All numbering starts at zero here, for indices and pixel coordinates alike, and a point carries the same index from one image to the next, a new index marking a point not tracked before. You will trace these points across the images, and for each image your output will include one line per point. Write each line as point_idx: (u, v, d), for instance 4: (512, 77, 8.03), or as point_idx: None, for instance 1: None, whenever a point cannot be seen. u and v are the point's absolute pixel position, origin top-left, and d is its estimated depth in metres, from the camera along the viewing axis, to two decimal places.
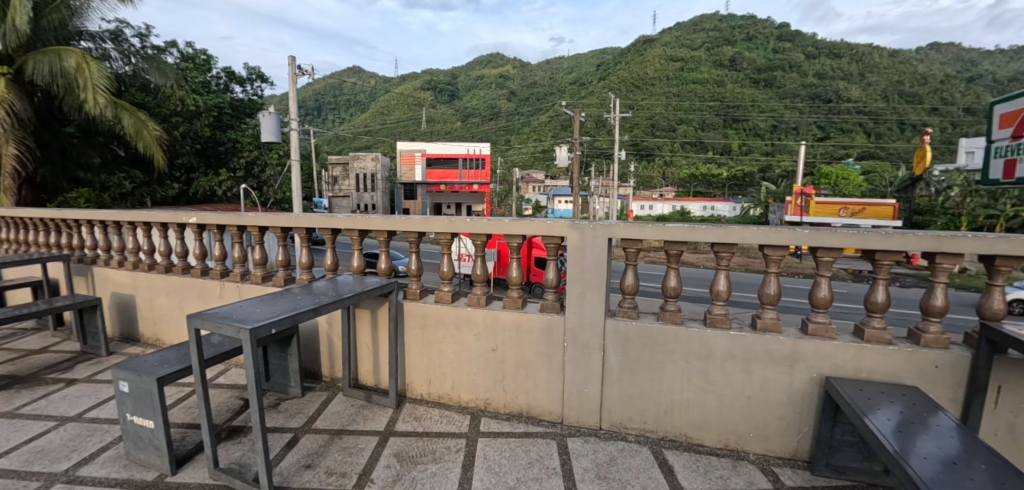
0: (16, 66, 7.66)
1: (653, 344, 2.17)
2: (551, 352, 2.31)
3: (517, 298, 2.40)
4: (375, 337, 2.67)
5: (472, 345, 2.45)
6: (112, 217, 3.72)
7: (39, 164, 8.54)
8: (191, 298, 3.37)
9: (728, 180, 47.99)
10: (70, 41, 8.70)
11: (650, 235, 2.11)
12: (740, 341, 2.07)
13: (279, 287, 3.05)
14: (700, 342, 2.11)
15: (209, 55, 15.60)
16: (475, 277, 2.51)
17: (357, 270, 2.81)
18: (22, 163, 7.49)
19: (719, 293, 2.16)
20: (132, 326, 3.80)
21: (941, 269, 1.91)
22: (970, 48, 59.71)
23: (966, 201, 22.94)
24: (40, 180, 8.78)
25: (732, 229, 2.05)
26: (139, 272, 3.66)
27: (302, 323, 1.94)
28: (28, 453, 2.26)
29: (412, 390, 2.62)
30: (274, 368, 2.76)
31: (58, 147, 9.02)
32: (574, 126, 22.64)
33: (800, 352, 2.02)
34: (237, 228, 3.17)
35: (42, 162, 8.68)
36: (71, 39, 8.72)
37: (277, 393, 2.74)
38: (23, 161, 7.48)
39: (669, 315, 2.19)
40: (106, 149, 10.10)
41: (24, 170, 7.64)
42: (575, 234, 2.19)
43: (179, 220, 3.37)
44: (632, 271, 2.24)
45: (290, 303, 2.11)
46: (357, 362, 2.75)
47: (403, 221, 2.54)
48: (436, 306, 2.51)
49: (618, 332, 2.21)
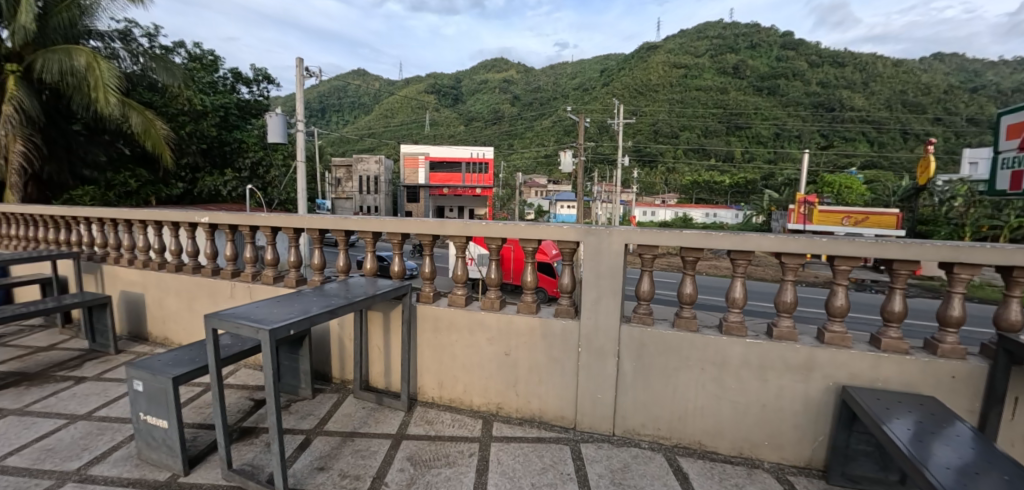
0: (26, 64, 7.74)
1: (668, 351, 2.16)
2: (563, 357, 2.30)
3: (530, 302, 2.39)
4: (386, 339, 2.67)
5: (483, 349, 2.44)
6: (123, 215, 3.72)
7: (45, 161, 8.61)
8: (201, 297, 3.37)
9: (730, 187, 48.48)
10: (81, 39, 8.88)
11: (665, 241, 2.09)
12: (756, 348, 2.06)
13: (289, 288, 3.02)
14: (716, 349, 2.10)
15: (217, 56, 15.73)
16: (489, 281, 2.50)
17: (369, 271, 2.80)
18: (29, 159, 7.53)
19: (734, 300, 2.13)
20: (140, 324, 3.80)
21: (958, 280, 1.90)
22: (973, 58, 60.17)
23: (969, 210, 22.70)
24: (46, 177, 8.89)
25: (749, 237, 2.03)
26: (147, 271, 3.67)
27: (317, 324, 1.93)
28: (39, 451, 2.27)
29: (423, 393, 2.61)
30: (285, 369, 2.77)
31: (65, 145, 9.15)
32: (578, 130, 22.56)
33: (816, 360, 2.01)
34: (250, 228, 3.18)
35: (49, 159, 8.78)
36: (81, 37, 8.90)
37: (287, 394, 2.75)
38: (29, 158, 7.54)
39: (684, 321, 2.17)
40: (112, 147, 10.24)
41: (31, 168, 7.70)
42: (589, 239, 2.18)
43: (190, 219, 3.37)
44: (647, 277, 2.23)
45: (305, 304, 2.11)
46: (368, 364, 2.74)
47: (418, 224, 2.53)
48: (449, 309, 2.50)
49: (633, 339, 2.19)
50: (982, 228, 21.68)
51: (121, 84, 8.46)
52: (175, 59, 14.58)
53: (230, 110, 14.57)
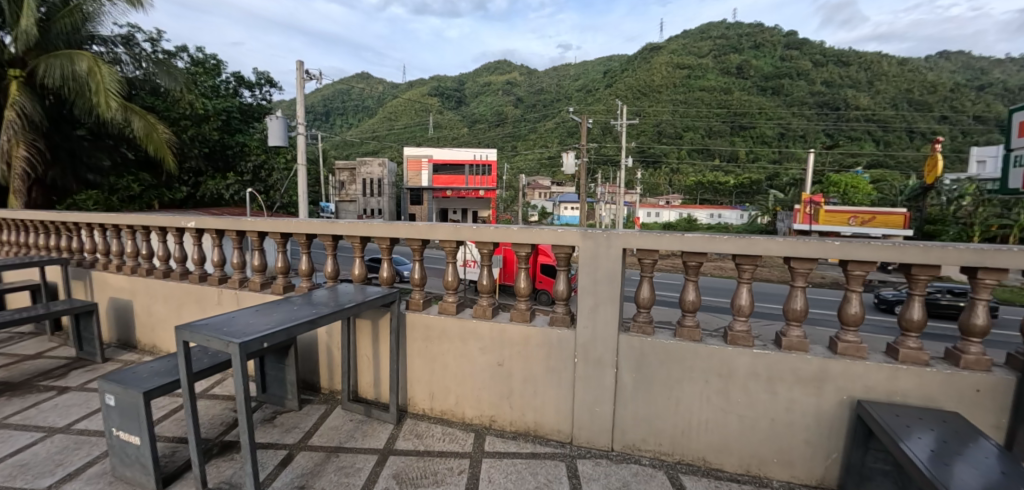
0: (28, 70, 7.71)
1: (669, 361, 2.03)
2: (560, 367, 2.17)
3: (524, 310, 2.27)
4: (375, 349, 2.56)
5: (476, 359, 2.32)
6: (111, 219, 3.63)
7: (49, 166, 8.60)
8: (189, 304, 3.28)
9: (734, 187, 48.22)
10: (84, 45, 8.87)
11: (665, 245, 1.96)
12: (764, 358, 1.92)
13: (276, 295, 2.90)
14: (720, 359, 1.97)
15: (219, 59, 15.75)
16: (481, 287, 2.38)
17: (358, 277, 2.69)
18: (32, 165, 7.46)
19: (740, 307, 1.99)
20: (128, 332, 3.71)
21: (982, 285, 1.76)
22: (980, 56, 59.68)
23: (978, 210, 22.40)
24: (50, 182, 8.90)
25: (755, 240, 1.90)
26: (135, 277, 3.57)
27: (296, 337, 1.81)
28: (11, 467, 2.17)
29: (413, 405, 2.50)
30: (271, 379, 2.66)
31: (69, 150, 9.13)
32: (581, 131, 22.46)
33: (828, 372, 1.88)
34: (237, 233, 3.06)
35: (53, 164, 8.76)
36: (85, 43, 8.89)
37: (273, 406, 2.64)
38: (33, 163, 7.47)
39: (686, 331, 2.04)
40: (116, 151, 10.25)
41: (34, 173, 7.63)
42: (586, 243, 2.05)
43: (176, 223, 3.26)
44: (647, 283, 2.09)
45: (285, 313, 1.99)
46: (357, 374, 2.63)
47: (407, 227, 2.42)
48: (440, 317, 2.38)
49: (633, 349, 2.06)
50: (991, 228, 21.29)
51: (123, 88, 8.42)
52: (177, 63, 14.58)
53: (232, 113, 14.57)
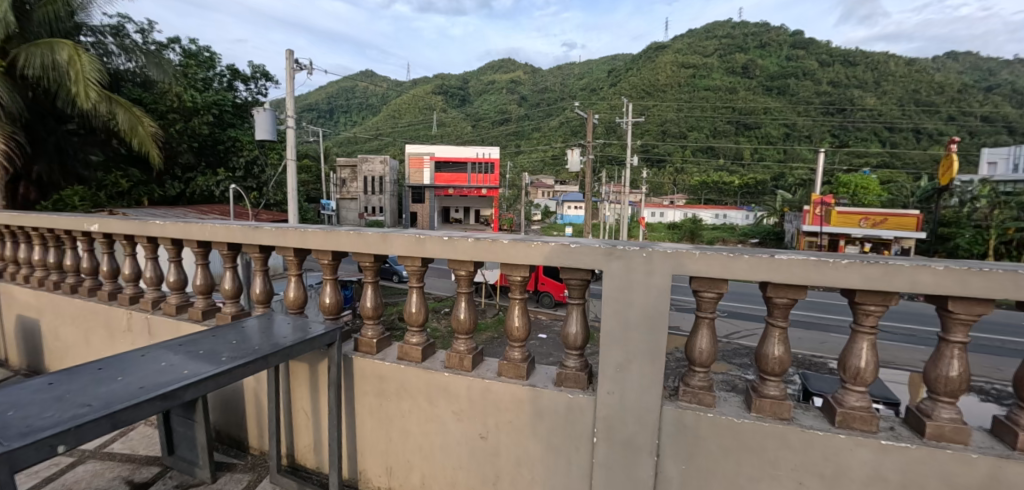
0: (9, 59, 7.02)
1: (745, 449, 1.30)
2: (570, 447, 1.46)
3: (519, 361, 1.55)
4: (315, 402, 1.85)
5: (450, 427, 1.60)
6: (14, 221, 2.91)
7: (33, 160, 8.03)
8: (98, 328, 2.57)
9: (739, 187, 45.51)
10: (71, 35, 8.30)
11: (739, 269, 1.24)
12: (897, 452, 1.21)
13: (195, 323, 2.18)
14: (824, 450, 1.25)
15: (213, 52, 15.07)
16: (458, 327, 1.65)
17: (295, 301, 1.96)
18: (12, 158, 6.81)
19: (856, 371, 1.29)
20: (35, 356, 2.99)
21: None
22: (987, 58, 58.65)
23: (993, 212, 21.14)
24: (39, 178, 8.38)
25: (898, 267, 1.14)
26: (41, 290, 2.86)
27: (133, 419, 1.07)
28: None
29: (364, 484, 1.78)
30: (178, 437, 1.94)
31: (55, 144, 8.55)
32: (587, 127, 21.47)
33: (1014, 479, 1.13)
34: (148, 241, 2.35)
35: (37, 159, 8.19)
36: (72, 33, 8.37)
37: (180, 475, 1.94)
38: (12, 157, 6.80)
39: (769, 405, 1.32)
40: (107, 146, 9.80)
41: (13, 167, 6.96)
42: (615, 265, 1.31)
43: (81, 228, 2.56)
44: (707, 329, 1.38)
45: (154, 368, 1.29)
46: (293, 433, 1.92)
47: (353, 237, 1.69)
48: (398, 366, 1.66)
49: (680, 425, 1.35)
50: (1007, 231, 20.18)
51: (106, 78, 7.78)
52: (169, 55, 13.95)
53: (224, 107, 13.79)
